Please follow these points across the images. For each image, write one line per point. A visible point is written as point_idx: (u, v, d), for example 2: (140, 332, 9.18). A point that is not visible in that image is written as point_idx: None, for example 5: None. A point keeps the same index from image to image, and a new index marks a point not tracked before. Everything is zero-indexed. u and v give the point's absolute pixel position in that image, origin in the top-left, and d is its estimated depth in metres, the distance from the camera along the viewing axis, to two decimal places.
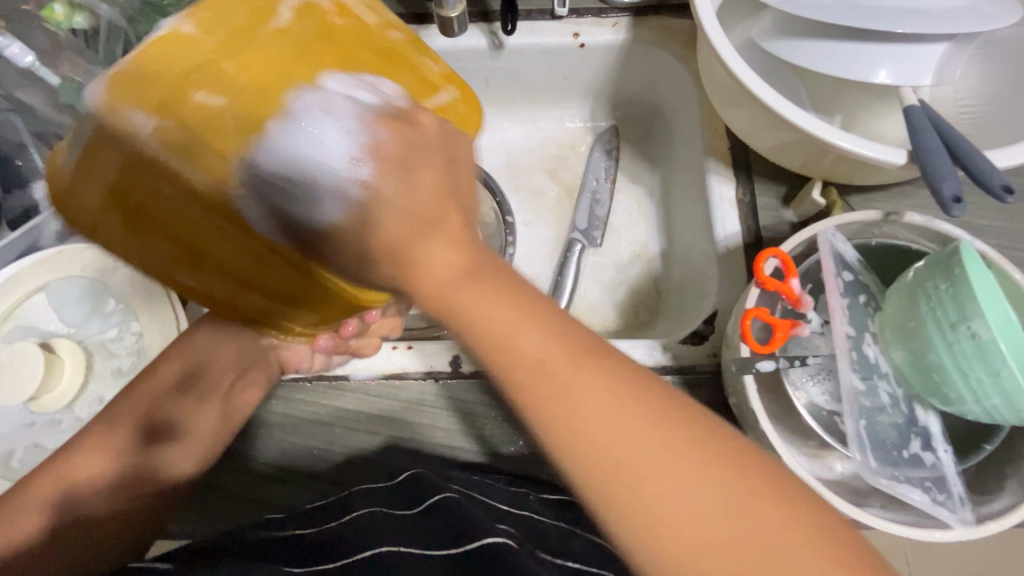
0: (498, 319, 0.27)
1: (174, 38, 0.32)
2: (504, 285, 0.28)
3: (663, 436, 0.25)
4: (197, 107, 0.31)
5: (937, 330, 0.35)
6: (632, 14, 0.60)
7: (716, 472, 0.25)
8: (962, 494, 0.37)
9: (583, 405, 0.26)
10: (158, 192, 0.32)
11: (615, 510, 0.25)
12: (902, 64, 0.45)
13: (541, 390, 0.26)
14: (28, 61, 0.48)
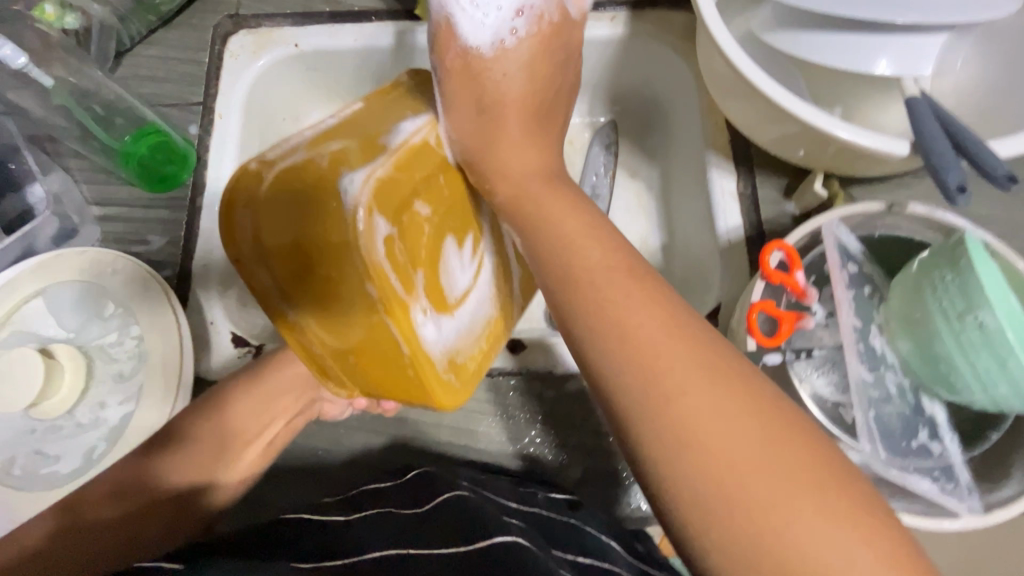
0: (571, 244, 0.33)
1: (422, 147, 0.37)
2: (563, 195, 0.36)
3: (714, 382, 0.27)
4: (414, 219, 0.36)
5: (944, 320, 0.35)
6: (629, 9, 0.60)
7: (757, 427, 0.27)
8: (969, 483, 0.37)
9: (646, 331, 0.29)
10: (343, 266, 0.32)
11: (641, 415, 0.28)
12: (903, 55, 0.45)
13: (587, 294, 0.31)
14: (20, 63, 0.48)
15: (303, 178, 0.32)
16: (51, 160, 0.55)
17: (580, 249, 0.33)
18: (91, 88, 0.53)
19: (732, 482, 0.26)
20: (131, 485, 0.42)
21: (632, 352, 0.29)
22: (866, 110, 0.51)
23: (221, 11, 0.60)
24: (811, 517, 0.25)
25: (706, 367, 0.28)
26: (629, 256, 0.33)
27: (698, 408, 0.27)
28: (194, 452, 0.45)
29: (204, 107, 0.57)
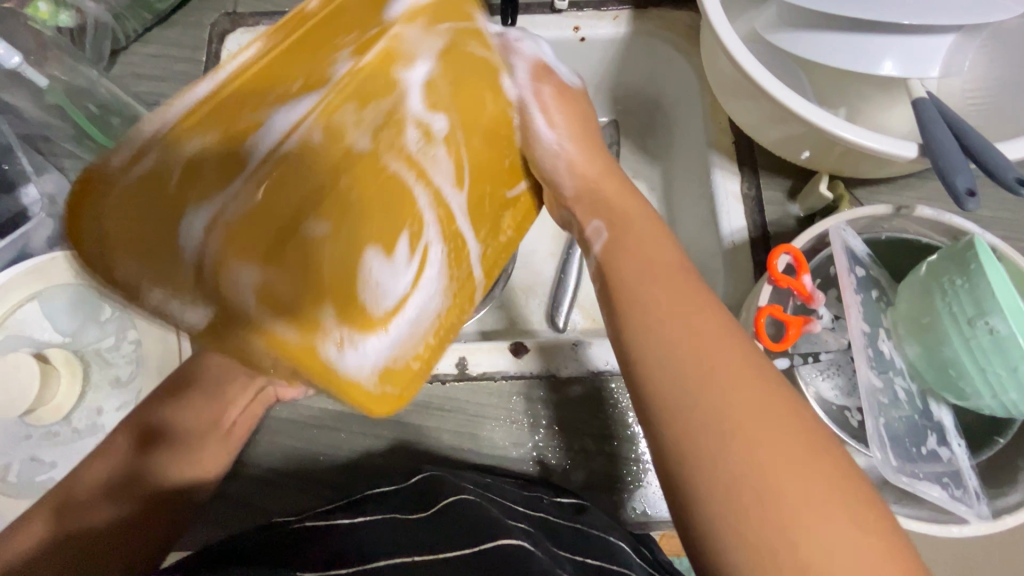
0: (644, 255, 0.36)
1: (304, 147, 0.28)
2: (632, 213, 0.39)
3: (757, 386, 0.29)
4: (307, 238, 0.29)
5: (954, 325, 0.35)
6: (632, 7, 0.60)
7: (781, 425, 0.28)
8: (977, 488, 0.37)
9: (685, 329, 0.32)
10: (224, 294, 0.28)
11: (687, 401, 0.29)
12: (911, 54, 0.44)
13: (641, 294, 0.34)
14: (15, 62, 0.44)
15: (156, 187, 0.28)
16: (46, 161, 0.54)
17: (641, 251, 0.36)
18: (84, 85, 0.51)
19: (759, 476, 0.27)
20: (123, 483, 0.40)
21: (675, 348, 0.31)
22: (869, 111, 0.50)
23: (218, 9, 0.59)
24: (831, 521, 0.26)
25: (742, 366, 0.30)
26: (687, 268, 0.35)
27: (741, 409, 0.29)
28: (191, 451, 0.43)
29: None
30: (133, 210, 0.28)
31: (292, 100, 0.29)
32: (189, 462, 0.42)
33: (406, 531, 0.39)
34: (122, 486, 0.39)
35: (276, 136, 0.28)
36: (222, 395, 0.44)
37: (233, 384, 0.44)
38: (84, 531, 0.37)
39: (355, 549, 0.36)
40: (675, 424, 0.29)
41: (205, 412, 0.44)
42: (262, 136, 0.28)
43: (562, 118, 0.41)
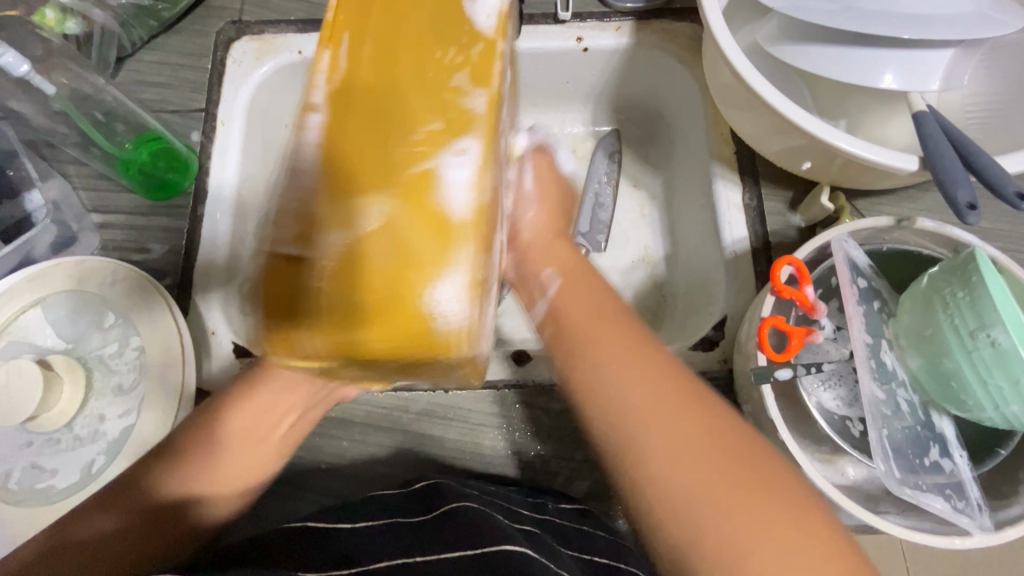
0: (581, 308, 0.40)
1: (470, 184, 0.32)
2: (575, 270, 0.43)
3: (691, 424, 0.33)
4: (464, 246, 0.31)
5: (956, 338, 0.35)
6: (635, 18, 0.60)
7: (727, 457, 0.31)
8: (979, 499, 0.37)
9: (616, 375, 0.35)
10: (407, 311, 0.31)
11: (617, 438, 0.34)
12: (911, 68, 0.44)
13: (578, 344, 0.38)
14: (24, 70, 0.45)
15: (368, 243, 0.31)
16: (51, 167, 0.54)
17: (583, 306, 0.39)
18: (89, 94, 0.52)
19: (704, 507, 0.30)
20: (126, 488, 0.38)
21: (617, 402, 0.34)
22: (870, 123, 0.51)
23: (223, 17, 0.60)
24: (771, 547, 0.29)
25: (680, 408, 0.33)
26: (622, 314, 0.39)
27: (675, 446, 0.32)
28: (190, 456, 0.39)
29: (206, 114, 0.56)
30: (345, 276, 0.31)
31: (454, 142, 0.32)
32: (195, 466, 0.39)
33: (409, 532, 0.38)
34: (126, 493, 0.38)
35: (459, 182, 0.31)
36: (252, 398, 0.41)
37: (254, 393, 0.41)
38: (84, 542, 0.36)
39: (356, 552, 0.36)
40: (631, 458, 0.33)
41: (212, 417, 0.41)
42: (432, 182, 0.31)
43: (531, 187, 0.46)
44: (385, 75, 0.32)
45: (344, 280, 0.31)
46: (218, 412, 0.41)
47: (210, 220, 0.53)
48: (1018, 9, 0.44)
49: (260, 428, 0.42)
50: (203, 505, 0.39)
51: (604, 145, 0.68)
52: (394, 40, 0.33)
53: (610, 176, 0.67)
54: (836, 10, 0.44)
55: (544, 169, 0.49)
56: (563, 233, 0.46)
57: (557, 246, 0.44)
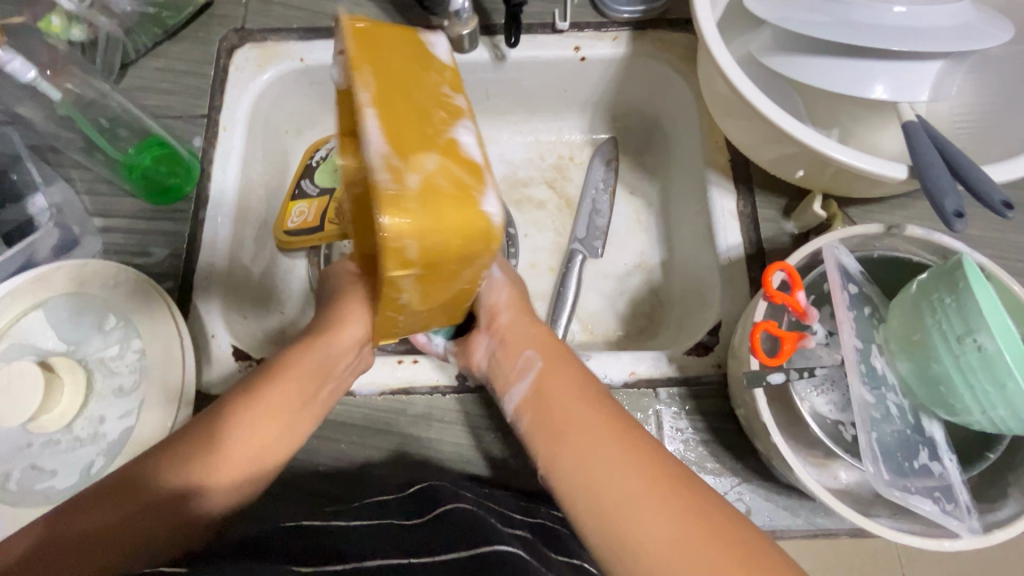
0: (556, 397, 0.41)
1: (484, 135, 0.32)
2: (547, 352, 0.44)
3: (677, 516, 0.33)
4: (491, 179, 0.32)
5: (944, 342, 0.36)
6: (631, 29, 0.61)
7: (696, 532, 0.33)
8: (968, 503, 0.37)
9: (599, 470, 0.36)
10: (476, 230, 0.30)
11: (601, 533, 0.35)
12: (901, 79, 0.45)
13: (561, 433, 0.39)
14: (31, 76, 0.47)
15: (431, 186, 0.29)
16: (55, 171, 0.55)
17: (562, 390, 0.41)
18: (95, 99, 0.53)
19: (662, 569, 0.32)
20: (127, 489, 0.38)
21: (586, 480, 0.36)
22: (862, 132, 0.52)
23: (226, 25, 0.61)
24: None
25: (644, 475, 0.35)
26: (602, 398, 0.40)
27: (657, 538, 0.33)
28: (189, 460, 0.39)
29: (208, 120, 0.57)
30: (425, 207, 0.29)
31: (463, 119, 0.32)
32: (194, 470, 0.39)
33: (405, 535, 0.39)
34: (127, 491, 0.38)
35: (478, 146, 0.31)
36: (260, 399, 0.42)
37: (259, 402, 0.42)
38: (78, 533, 0.36)
39: (348, 551, 0.37)
40: (598, 524, 0.35)
41: (213, 421, 0.41)
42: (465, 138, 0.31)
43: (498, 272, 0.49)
44: (391, 73, 0.31)
45: (428, 215, 0.29)
46: (218, 416, 0.41)
47: (211, 224, 0.54)
48: (1005, 22, 0.45)
49: (264, 433, 0.42)
50: (202, 503, 0.39)
51: (602, 155, 0.69)
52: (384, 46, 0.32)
53: (609, 185, 0.69)
54: (828, 22, 0.45)
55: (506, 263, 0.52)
56: (537, 316, 0.48)
57: (533, 328, 0.46)
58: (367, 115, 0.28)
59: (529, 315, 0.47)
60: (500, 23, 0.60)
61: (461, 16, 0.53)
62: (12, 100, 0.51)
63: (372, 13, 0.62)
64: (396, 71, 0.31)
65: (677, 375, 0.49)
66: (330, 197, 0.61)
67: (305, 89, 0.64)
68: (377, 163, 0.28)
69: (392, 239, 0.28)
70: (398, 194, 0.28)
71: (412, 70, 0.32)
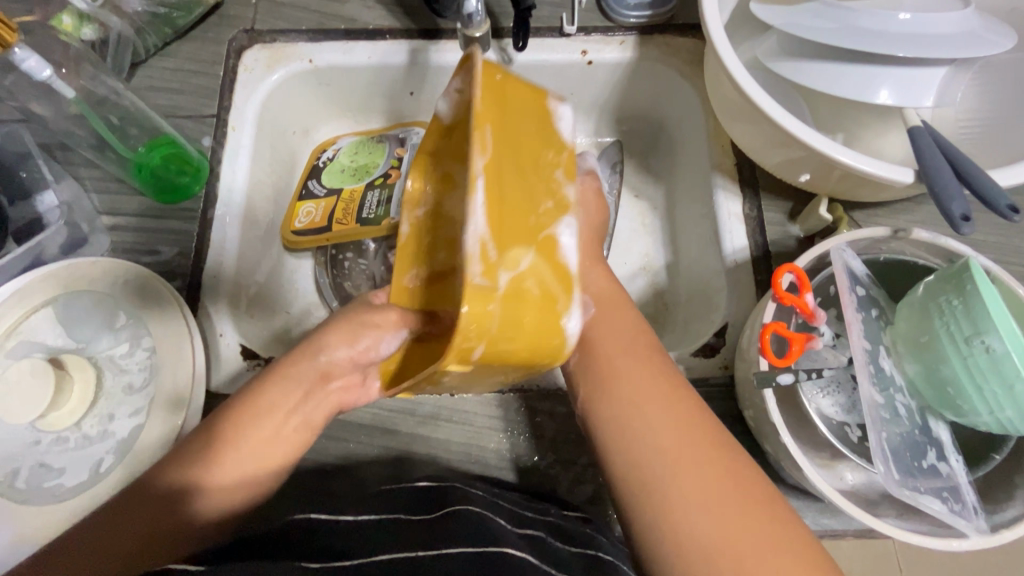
0: (607, 342, 0.42)
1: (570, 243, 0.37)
2: (609, 297, 0.45)
3: (699, 457, 0.36)
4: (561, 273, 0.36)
5: (952, 344, 0.36)
6: (638, 33, 0.62)
7: (716, 470, 0.36)
8: (975, 503, 0.38)
9: (637, 406, 0.39)
10: (538, 328, 0.34)
11: (625, 465, 0.37)
12: (906, 85, 0.46)
13: (603, 366, 0.41)
14: (46, 75, 0.47)
15: (518, 288, 0.33)
16: (64, 169, 0.55)
17: (617, 337, 0.42)
18: (107, 97, 0.52)
19: (679, 505, 0.35)
20: (133, 492, 0.38)
21: (618, 417, 0.39)
22: (867, 137, 0.52)
23: (236, 25, 0.61)
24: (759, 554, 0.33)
25: (667, 413, 0.38)
26: (648, 341, 0.43)
27: (679, 474, 0.35)
28: (191, 462, 0.39)
29: (217, 120, 0.57)
30: (508, 313, 0.33)
31: (566, 216, 0.36)
32: (197, 467, 0.39)
33: (410, 534, 0.39)
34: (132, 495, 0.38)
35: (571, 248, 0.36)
36: (256, 400, 0.42)
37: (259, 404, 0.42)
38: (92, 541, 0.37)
39: (355, 549, 0.37)
40: (629, 462, 0.37)
41: (215, 424, 0.41)
42: (562, 249, 0.35)
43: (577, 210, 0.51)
44: (508, 134, 0.35)
45: (507, 313, 0.33)
46: (223, 410, 0.42)
47: (220, 223, 0.54)
48: (1008, 31, 0.46)
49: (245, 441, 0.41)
50: (206, 503, 0.39)
51: (608, 160, 0.70)
52: (513, 131, 0.36)
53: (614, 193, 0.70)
54: (833, 28, 0.46)
55: (592, 191, 0.53)
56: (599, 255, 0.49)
57: (595, 272, 0.47)
58: (478, 193, 0.31)
59: (594, 260, 0.48)
60: (508, 26, 0.61)
61: (472, 19, 0.54)
62: (22, 98, 0.51)
63: (380, 15, 0.62)
64: (506, 152, 0.34)
65: (684, 376, 0.49)
66: (338, 197, 0.62)
67: (313, 90, 0.64)
68: (477, 251, 0.31)
69: (467, 338, 0.32)
70: (489, 290, 0.31)
71: (532, 148, 0.36)
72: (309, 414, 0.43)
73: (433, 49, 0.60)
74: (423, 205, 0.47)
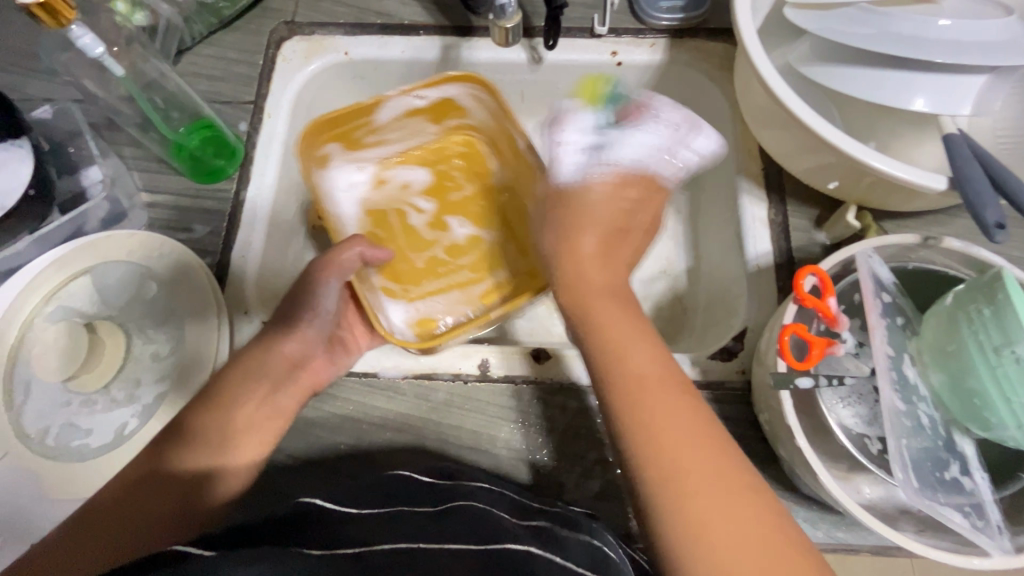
0: (625, 355, 0.38)
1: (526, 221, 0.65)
2: (621, 308, 0.41)
3: (727, 485, 0.33)
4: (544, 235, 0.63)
5: (979, 354, 0.36)
6: (669, 37, 0.62)
7: (745, 500, 0.32)
8: (999, 522, 0.36)
9: (666, 431, 0.34)
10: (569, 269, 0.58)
11: (655, 494, 0.33)
12: (944, 91, 0.45)
13: (630, 394, 0.36)
14: (99, 53, 0.49)
15: None
16: (110, 147, 0.57)
17: (635, 347, 0.38)
18: (155, 80, 0.55)
19: (702, 531, 0.31)
20: (145, 475, 0.40)
21: (646, 441, 0.34)
22: (901, 146, 0.51)
23: (277, 18, 0.64)
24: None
25: (695, 439, 0.34)
26: (670, 359, 0.38)
27: (708, 507, 0.32)
28: (199, 448, 0.42)
29: (255, 106, 0.60)
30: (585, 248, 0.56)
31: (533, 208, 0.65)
32: (210, 453, 0.42)
33: (409, 522, 0.38)
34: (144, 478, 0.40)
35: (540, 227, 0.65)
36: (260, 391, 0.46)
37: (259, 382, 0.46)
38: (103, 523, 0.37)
39: (357, 537, 0.36)
40: (653, 488, 0.33)
41: (229, 420, 0.44)
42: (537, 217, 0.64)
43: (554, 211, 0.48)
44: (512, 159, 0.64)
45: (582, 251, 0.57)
46: (233, 406, 0.45)
47: (250, 204, 0.55)
48: None
49: (258, 423, 0.45)
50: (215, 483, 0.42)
51: (569, 127, 0.54)
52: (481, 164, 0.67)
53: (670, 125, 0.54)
54: (869, 33, 0.45)
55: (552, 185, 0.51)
56: (615, 256, 0.45)
57: (590, 266, 0.43)
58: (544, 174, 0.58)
59: (610, 268, 0.44)
60: (540, 26, 0.62)
61: (505, 10, 0.54)
62: (77, 76, 0.54)
63: (416, 11, 0.63)
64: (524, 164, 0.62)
65: (700, 379, 0.49)
66: None
67: (347, 83, 0.66)
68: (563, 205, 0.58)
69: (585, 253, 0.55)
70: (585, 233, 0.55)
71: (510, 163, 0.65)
72: (282, 399, 0.47)
73: (463, 46, 0.62)
74: (319, 165, 0.59)
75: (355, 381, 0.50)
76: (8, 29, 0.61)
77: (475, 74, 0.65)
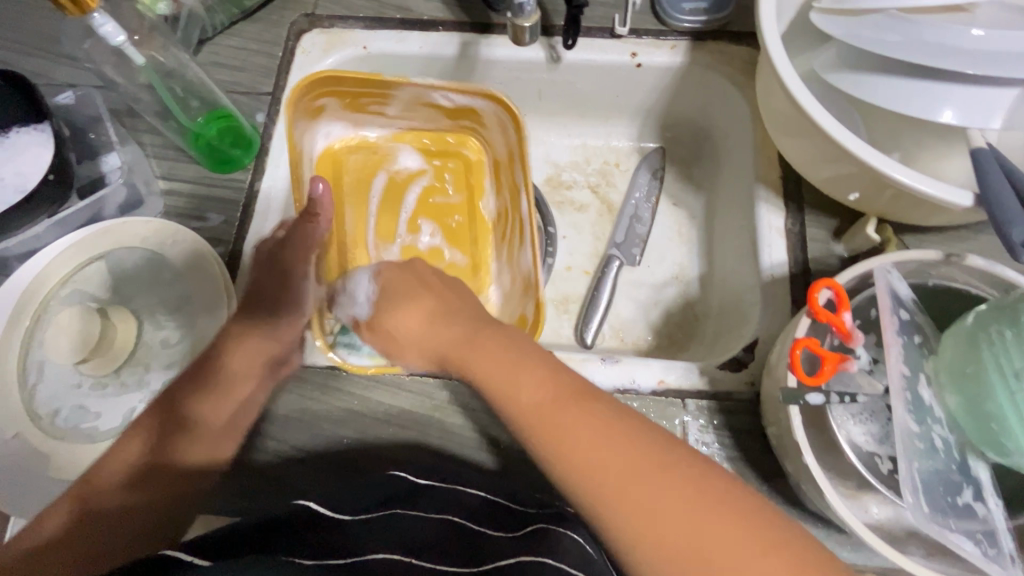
0: (515, 390, 0.38)
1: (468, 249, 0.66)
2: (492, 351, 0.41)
3: (671, 476, 0.32)
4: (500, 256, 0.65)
5: (999, 377, 0.34)
6: (690, 39, 0.61)
7: (693, 491, 0.32)
8: (1012, 551, 0.35)
9: (581, 437, 0.34)
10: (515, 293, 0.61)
11: (587, 499, 0.33)
12: (975, 103, 0.43)
13: (538, 421, 0.36)
14: (119, 40, 0.49)
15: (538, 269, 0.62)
16: (129, 134, 0.58)
17: (524, 382, 0.38)
18: (175, 69, 0.55)
19: (646, 526, 0.31)
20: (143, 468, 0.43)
21: (560, 455, 0.34)
22: (927, 158, 0.50)
23: (298, 10, 0.64)
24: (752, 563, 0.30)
25: (616, 438, 0.34)
26: (564, 372, 0.39)
27: (647, 503, 0.32)
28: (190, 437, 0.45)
29: (272, 98, 0.60)
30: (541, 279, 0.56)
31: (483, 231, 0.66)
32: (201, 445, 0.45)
33: (401, 530, 0.39)
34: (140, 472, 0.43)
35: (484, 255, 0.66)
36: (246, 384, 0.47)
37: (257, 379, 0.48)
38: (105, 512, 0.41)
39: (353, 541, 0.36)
40: (588, 495, 0.33)
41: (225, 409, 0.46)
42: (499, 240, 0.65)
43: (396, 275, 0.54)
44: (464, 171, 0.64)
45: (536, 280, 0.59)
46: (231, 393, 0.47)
47: (263, 195, 0.56)
48: None
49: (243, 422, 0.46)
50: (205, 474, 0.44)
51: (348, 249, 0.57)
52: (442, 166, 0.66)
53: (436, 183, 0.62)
54: (898, 41, 0.44)
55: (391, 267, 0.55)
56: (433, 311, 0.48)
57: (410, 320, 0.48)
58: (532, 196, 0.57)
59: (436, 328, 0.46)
60: (559, 25, 0.61)
61: (523, 9, 0.54)
62: (98, 64, 0.54)
63: (436, 6, 0.63)
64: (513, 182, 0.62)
65: (708, 389, 0.48)
66: None
67: None
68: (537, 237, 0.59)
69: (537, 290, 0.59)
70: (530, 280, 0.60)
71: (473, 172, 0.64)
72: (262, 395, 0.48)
73: (482, 43, 0.61)
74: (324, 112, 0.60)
75: (359, 375, 0.49)
76: (35, 14, 0.62)
77: (493, 71, 0.64)
